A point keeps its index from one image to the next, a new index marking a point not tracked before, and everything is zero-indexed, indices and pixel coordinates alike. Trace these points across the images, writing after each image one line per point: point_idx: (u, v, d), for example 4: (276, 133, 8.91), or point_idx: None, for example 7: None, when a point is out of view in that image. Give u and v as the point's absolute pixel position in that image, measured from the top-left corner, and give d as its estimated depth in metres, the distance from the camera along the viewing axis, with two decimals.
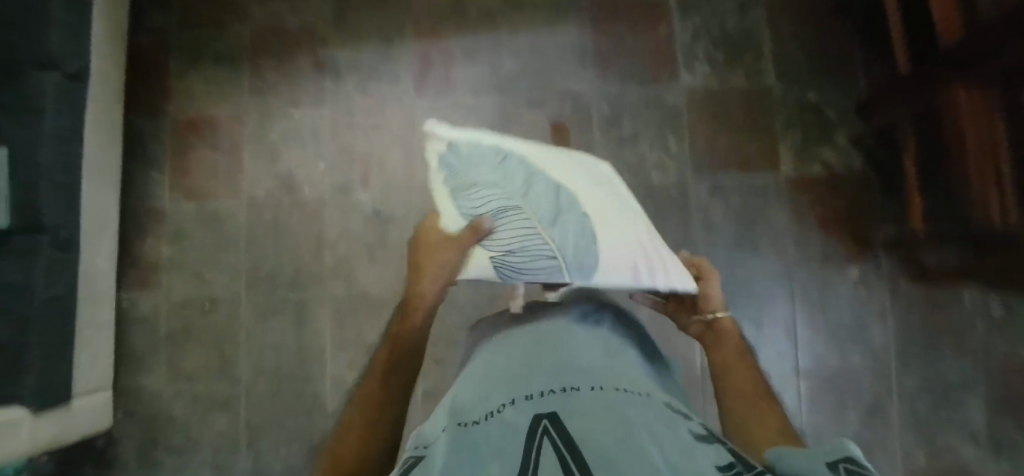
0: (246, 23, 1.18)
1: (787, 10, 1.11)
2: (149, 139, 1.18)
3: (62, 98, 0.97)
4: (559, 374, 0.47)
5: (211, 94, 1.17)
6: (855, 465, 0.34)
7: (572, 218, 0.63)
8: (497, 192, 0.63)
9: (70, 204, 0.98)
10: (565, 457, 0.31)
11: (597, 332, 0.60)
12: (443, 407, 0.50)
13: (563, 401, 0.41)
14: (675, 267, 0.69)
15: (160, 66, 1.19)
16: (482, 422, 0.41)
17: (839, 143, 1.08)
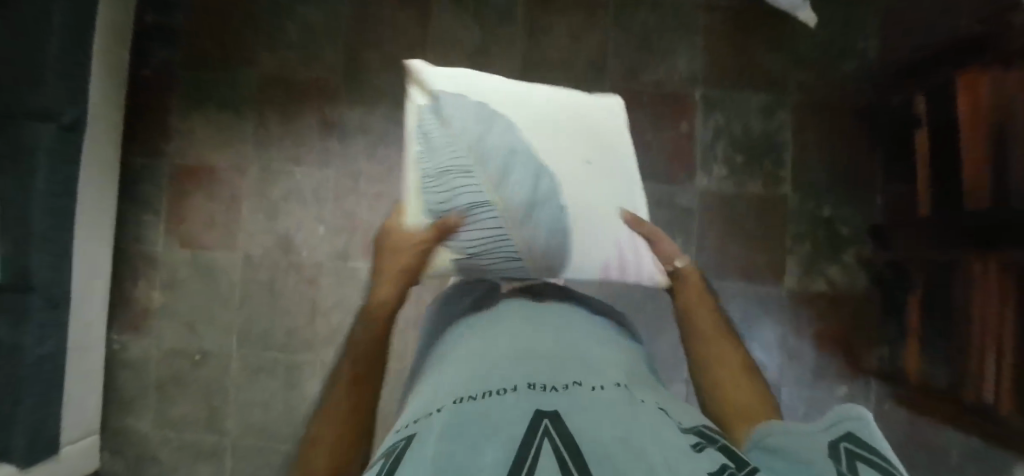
0: (252, 68, 1.13)
1: (812, 116, 1.08)
2: (146, 179, 1.16)
3: (58, 149, 0.95)
4: (561, 377, 0.46)
5: (211, 140, 1.14)
6: (857, 443, 0.30)
7: (538, 217, 0.71)
8: (467, 182, 0.67)
9: (62, 259, 0.98)
10: (565, 461, 0.30)
11: (598, 343, 0.59)
12: (434, 388, 0.50)
13: (564, 401, 0.40)
14: (635, 256, 0.78)
15: (161, 104, 1.16)
16: (480, 399, 0.41)
17: (847, 262, 1.07)
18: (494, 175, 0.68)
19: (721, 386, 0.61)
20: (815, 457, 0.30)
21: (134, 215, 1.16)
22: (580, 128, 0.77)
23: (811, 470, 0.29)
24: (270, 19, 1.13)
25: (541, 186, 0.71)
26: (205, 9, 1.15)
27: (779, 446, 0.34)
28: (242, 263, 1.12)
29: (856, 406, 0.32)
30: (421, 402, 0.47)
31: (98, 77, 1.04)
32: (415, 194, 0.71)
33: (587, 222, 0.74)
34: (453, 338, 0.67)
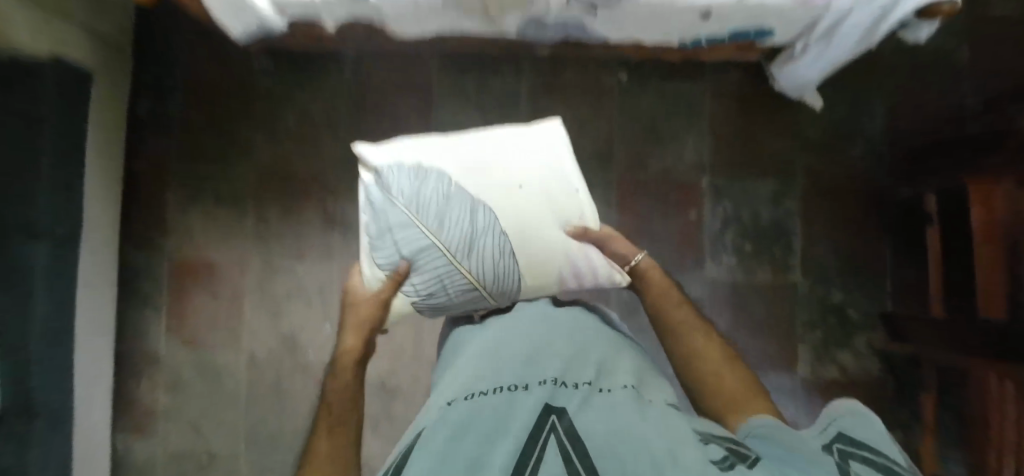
0: (251, 161, 1.09)
1: (820, 204, 1.06)
2: (143, 276, 1.11)
3: (55, 270, 0.90)
4: (569, 372, 0.54)
5: (211, 237, 1.09)
6: (851, 439, 0.43)
7: (482, 251, 0.76)
8: (408, 235, 0.76)
9: (63, 383, 0.92)
10: (569, 453, 0.38)
11: (609, 337, 0.67)
12: (454, 378, 0.59)
13: (575, 399, 0.48)
14: (586, 264, 0.82)
15: (156, 197, 1.10)
16: (494, 393, 0.50)
17: (859, 349, 1.06)
18: (431, 222, 0.75)
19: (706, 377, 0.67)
20: (816, 445, 0.43)
21: (131, 312, 1.11)
22: (516, 151, 0.80)
23: (813, 451, 0.41)
24: (266, 109, 1.08)
25: (478, 226, 0.76)
26: (201, 95, 1.09)
27: (781, 437, 0.47)
28: (247, 363, 1.09)
29: (851, 414, 0.47)
30: (442, 392, 0.57)
31: (91, 180, 0.99)
32: (369, 256, 0.80)
33: (532, 251, 0.78)
34: (458, 342, 0.75)
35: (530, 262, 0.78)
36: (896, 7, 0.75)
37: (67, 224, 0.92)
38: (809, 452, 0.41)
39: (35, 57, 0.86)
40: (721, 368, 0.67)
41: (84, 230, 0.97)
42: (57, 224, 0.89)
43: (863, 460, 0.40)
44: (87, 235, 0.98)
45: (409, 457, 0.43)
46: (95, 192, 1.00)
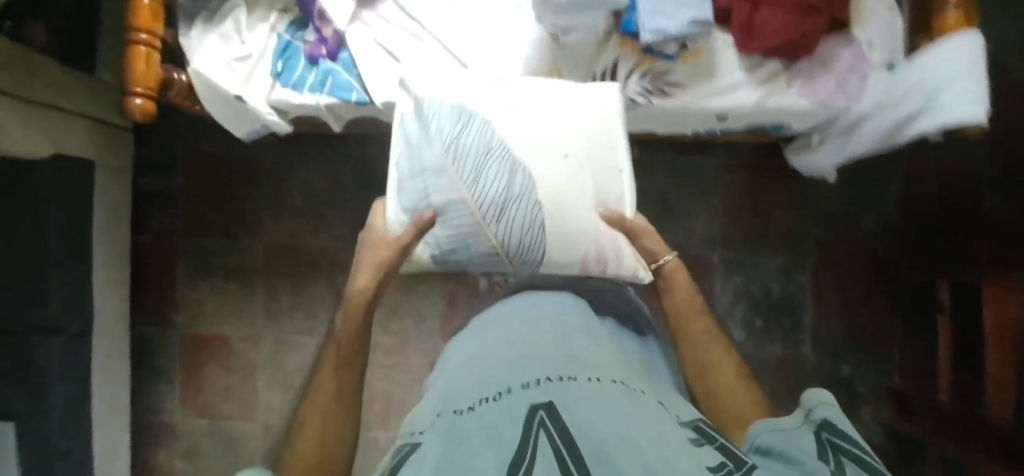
0: (258, 238, 1.08)
1: (822, 282, 1.06)
2: (157, 352, 1.10)
3: (68, 354, 0.91)
4: (553, 360, 0.44)
5: (221, 312, 1.09)
6: (836, 431, 0.38)
7: (517, 211, 0.68)
8: (443, 182, 0.69)
9: (81, 461, 0.93)
10: (565, 461, 0.29)
11: (586, 316, 0.58)
12: (428, 394, 0.48)
13: (560, 391, 0.38)
14: (618, 251, 0.70)
15: (166, 271, 1.10)
16: (476, 408, 0.38)
17: (865, 420, 1.05)
18: (467, 176, 0.68)
19: (715, 393, 0.54)
20: (807, 448, 0.36)
21: (146, 386, 1.11)
22: (566, 118, 0.72)
23: (811, 460, 0.35)
24: (273, 187, 1.08)
25: (516, 186, 0.68)
26: (202, 170, 1.09)
27: (770, 439, 0.40)
28: (260, 433, 1.08)
29: (827, 394, 0.42)
30: (411, 408, 0.46)
31: (99, 260, 0.98)
32: (394, 195, 0.72)
33: (567, 224, 0.69)
34: (445, 348, 0.62)
35: (563, 234, 0.69)
36: (909, 121, 0.75)
37: (76, 307, 0.92)
38: (804, 463, 0.35)
39: (34, 157, 0.85)
40: (733, 385, 0.54)
41: (93, 318, 0.97)
42: (66, 309, 0.90)
43: (858, 468, 0.35)
44: (98, 317, 0.99)
45: None
46: (103, 273, 1.00)
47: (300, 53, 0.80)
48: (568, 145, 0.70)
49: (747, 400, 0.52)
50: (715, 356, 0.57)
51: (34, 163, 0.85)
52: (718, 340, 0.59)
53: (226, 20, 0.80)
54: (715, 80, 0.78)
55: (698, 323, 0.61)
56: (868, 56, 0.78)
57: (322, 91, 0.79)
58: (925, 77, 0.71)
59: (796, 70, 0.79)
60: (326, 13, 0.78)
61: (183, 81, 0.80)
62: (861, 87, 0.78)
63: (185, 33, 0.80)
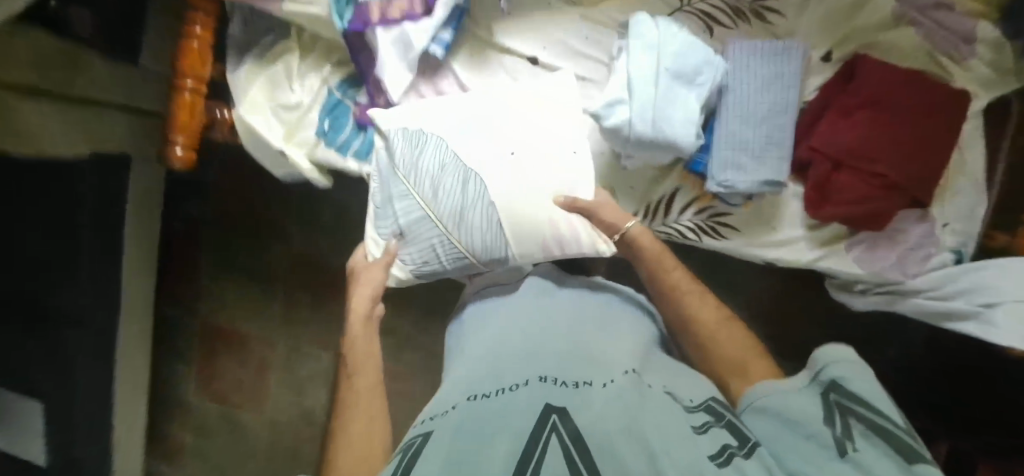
0: (285, 245, 1.09)
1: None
2: (181, 331, 1.16)
3: (99, 333, 0.95)
4: (566, 366, 0.51)
5: (241, 309, 1.12)
6: (843, 392, 0.40)
7: (476, 213, 0.65)
8: (409, 199, 0.68)
9: (102, 428, 1.00)
10: (573, 457, 0.36)
11: (619, 337, 0.60)
12: (461, 371, 0.56)
13: (572, 393, 0.46)
14: (575, 226, 0.67)
15: (192, 260, 1.13)
16: (494, 395, 0.47)
17: None
18: (426, 190, 0.67)
19: (704, 337, 0.56)
20: (814, 416, 0.39)
21: (166, 361, 1.17)
22: (527, 122, 0.69)
23: (817, 429, 0.38)
24: (304, 202, 1.07)
25: (470, 196, 0.66)
26: (237, 168, 1.08)
27: (781, 402, 0.42)
28: (267, 425, 1.12)
29: (845, 347, 0.42)
30: (448, 384, 0.54)
31: (132, 246, 1.01)
32: (371, 225, 0.73)
33: (523, 227, 0.66)
34: (483, 314, 0.68)
35: (519, 234, 0.66)
36: (957, 319, 0.71)
37: (106, 291, 0.95)
38: (812, 447, 0.38)
39: (71, 152, 0.83)
40: (719, 325, 0.56)
41: (122, 302, 1.00)
42: (98, 292, 0.93)
43: (866, 429, 0.37)
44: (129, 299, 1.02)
45: (415, 459, 0.40)
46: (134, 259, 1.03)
47: (350, 114, 0.77)
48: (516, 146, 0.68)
49: (734, 340, 0.54)
50: (696, 303, 0.59)
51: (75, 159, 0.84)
52: (697, 289, 0.60)
53: (278, 63, 0.76)
54: (774, 233, 0.76)
55: (678, 277, 0.62)
56: (938, 236, 0.75)
57: (367, 159, 0.77)
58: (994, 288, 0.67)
59: (858, 236, 0.75)
60: (383, 84, 0.73)
61: (225, 119, 0.77)
62: (921, 265, 0.75)
63: (233, 70, 0.76)
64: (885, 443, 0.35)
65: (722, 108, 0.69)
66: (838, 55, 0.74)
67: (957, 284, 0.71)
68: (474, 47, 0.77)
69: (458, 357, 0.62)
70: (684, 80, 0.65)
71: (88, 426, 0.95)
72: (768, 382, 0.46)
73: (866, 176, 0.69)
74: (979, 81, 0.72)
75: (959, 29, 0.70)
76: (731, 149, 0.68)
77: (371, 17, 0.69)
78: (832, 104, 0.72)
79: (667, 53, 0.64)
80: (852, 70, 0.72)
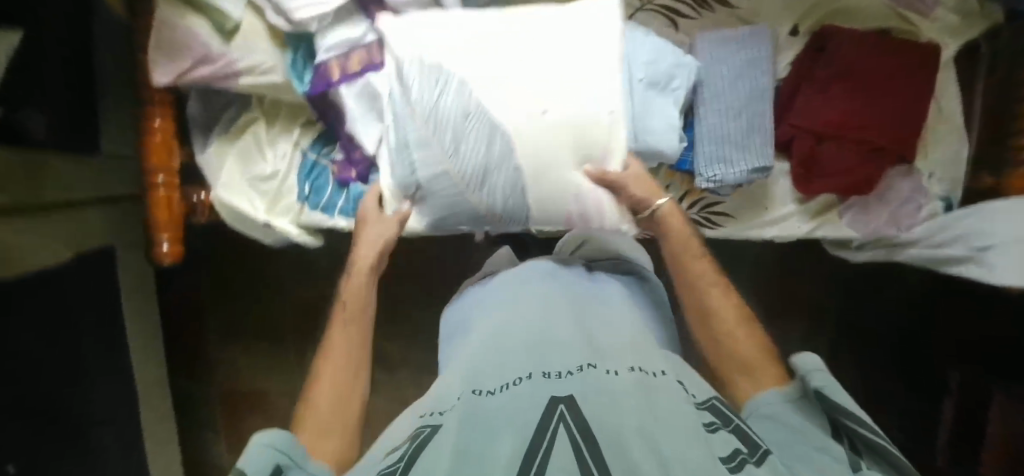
0: (284, 297, 1.09)
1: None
2: (196, 405, 1.12)
3: (118, 421, 0.92)
4: (572, 349, 0.45)
5: (256, 368, 1.11)
6: (831, 401, 0.41)
7: (501, 174, 0.63)
8: (428, 153, 0.63)
9: None
10: (579, 444, 0.30)
11: (620, 311, 0.55)
12: (451, 370, 0.50)
13: (578, 382, 0.39)
14: (596, 205, 0.66)
15: (195, 331, 1.10)
16: (496, 393, 0.40)
17: None
18: (448, 144, 0.62)
19: (717, 335, 0.54)
20: (814, 431, 0.39)
21: (190, 439, 1.13)
22: (548, 81, 0.61)
23: (817, 440, 0.38)
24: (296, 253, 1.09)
25: (497, 152, 0.62)
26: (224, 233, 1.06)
27: (781, 416, 0.42)
28: None
29: (817, 361, 0.44)
30: (443, 381, 0.48)
31: (132, 330, 0.97)
32: (386, 171, 0.67)
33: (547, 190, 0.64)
34: (468, 321, 0.62)
35: (547, 189, 0.64)
36: (951, 263, 0.73)
37: (116, 380, 0.92)
38: (811, 449, 0.37)
39: (55, 262, 0.81)
40: (736, 328, 0.53)
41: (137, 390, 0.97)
42: (107, 383, 0.89)
43: (863, 447, 0.38)
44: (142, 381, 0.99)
45: (411, 456, 0.34)
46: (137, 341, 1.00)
47: (328, 174, 0.76)
48: (548, 100, 0.61)
49: (749, 343, 0.52)
50: (718, 299, 0.56)
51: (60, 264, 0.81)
52: (722, 285, 0.57)
53: (245, 134, 0.74)
54: (767, 211, 0.77)
55: (699, 267, 0.59)
56: (926, 187, 0.76)
57: (354, 215, 0.76)
58: (986, 233, 0.68)
59: (850, 201, 0.77)
60: (356, 138, 0.72)
61: (203, 202, 0.75)
62: (913, 217, 0.76)
63: (201, 151, 0.75)
64: (887, 462, 0.36)
65: (700, 106, 0.70)
66: (804, 28, 0.74)
67: (949, 231, 0.73)
68: None
69: (451, 362, 0.54)
70: (658, 87, 0.65)
71: None
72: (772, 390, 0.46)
73: (850, 145, 0.71)
74: (947, 29, 0.72)
75: None
76: (716, 143, 0.69)
77: (331, 76, 0.67)
78: (805, 81, 0.72)
79: (638, 64, 0.64)
80: (823, 41, 0.72)
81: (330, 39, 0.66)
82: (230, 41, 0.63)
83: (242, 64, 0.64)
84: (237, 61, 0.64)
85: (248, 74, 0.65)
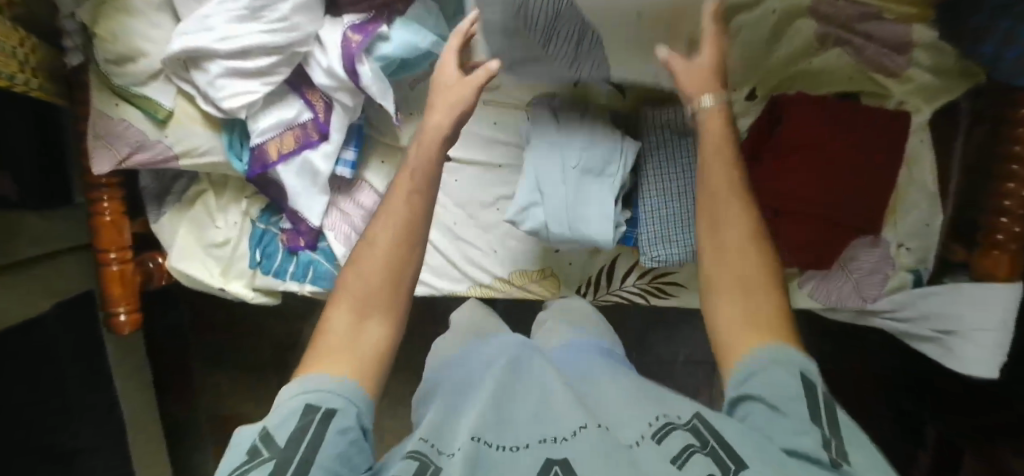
0: (262, 337, 1.14)
1: None
2: (187, 426, 1.16)
3: (109, 455, 0.96)
4: (576, 401, 0.41)
5: (239, 397, 1.15)
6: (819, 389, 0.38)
7: (587, 53, 0.61)
8: (520, 43, 0.61)
9: None
10: None
11: (616, 369, 0.50)
12: (451, 406, 0.45)
13: (583, 440, 0.36)
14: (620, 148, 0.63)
15: (181, 361, 1.14)
16: (507, 451, 0.37)
17: None
18: (540, 34, 0.60)
19: (722, 249, 0.45)
20: (798, 411, 0.36)
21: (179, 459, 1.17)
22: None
23: (803, 421, 0.35)
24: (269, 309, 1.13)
25: (583, 39, 0.60)
26: None
27: (767, 375, 0.38)
28: None
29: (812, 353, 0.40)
30: (440, 414, 0.44)
31: (117, 367, 1.00)
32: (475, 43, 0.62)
33: (630, 42, 0.59)
34: (452, 364, 0.55)
35: (627, 56, 0.60)
36: (917, 338, 0.70)
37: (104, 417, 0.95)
38: (796, 430, 0.35)
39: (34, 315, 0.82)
40: (742, 245, 0.45)
41: (126, 425, 1.01)
42: (94, 425, 0.93)
43: (837, 430, 0.36)
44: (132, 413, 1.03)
45: None
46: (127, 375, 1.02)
47: (278, 240, 0.77)
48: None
49: (754, 267, 0.44)
50: (733, 216, 0.46)
51: (38, 321, 0.83)
52: (739, 196, 0.47)
53: (195, 205, 0.76)
54: None
55: (723, 179, 0.47)
56: (893, 259, 0.70)
57: (304, 280, 0.76)
58: (949, 316, 0.66)
59: (810, 272, 0.72)
60: (300, 212, 0.72)
61: (161, 267, 0.77)
62: (879, 286, 0.70)
63: (155, 219, 0.77)
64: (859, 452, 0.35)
65: (643, 183, 0.67)
66: (763, 91, 0.70)
67: (917, 307, 0.68)
68: (385, 152, 0.75)
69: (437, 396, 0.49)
70: (594, 173, 0.62)
71: None
72: (781, 342, 0.40)
73: (804, 220, 0.67)
74: (921, 91, 0.65)
75: (889, 37, 0.63)
76: (660, 224, 0.66)
77: (268, 157, 0.66)
78: (760, 154, 0.69)
79: (571, 151, 0.62)
80: (776, 112, 0.68)
81: (262, 122, 0.65)
82: (164, 129, 0.64)
83: (176, 148, 0.65)
84: (172, 146, 0.65)
85: (185, 156, 0.66)
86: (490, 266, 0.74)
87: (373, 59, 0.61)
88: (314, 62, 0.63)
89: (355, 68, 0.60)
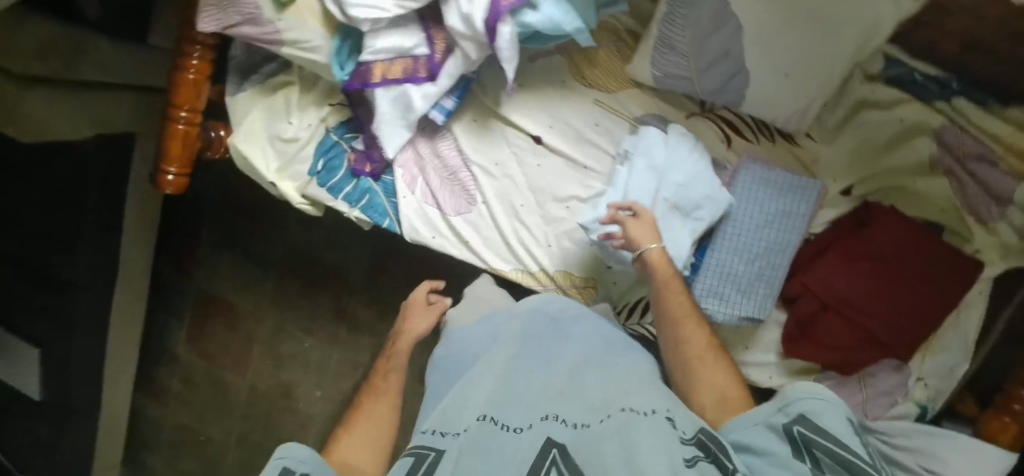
0: (279, 233, 1.09)
1: None
2: (176, 290, 1.16)
3: (97, 299, 0.94)
4: (583, 406, 0.47)
5: (231, 281, 1.13)
6: (807, 424, 0.40)
7: (727, 62, 0.61)
8: (678, 47, 0.61)
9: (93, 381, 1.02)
10: None
11: (641, 370, 0.54)
12: (476, 391, 0.52)
13: (583, 433, 0.42)
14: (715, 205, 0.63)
15: (192, 227, 1.13)
16: (520, 433, 0.43)
17: None
18: (694, 35, 0.60)
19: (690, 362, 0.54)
20: (774, 451, 0.40)
21: (159, 316, 1.18)
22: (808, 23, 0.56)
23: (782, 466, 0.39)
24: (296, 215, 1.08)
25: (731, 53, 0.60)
26: None
27: (753, 435, 0.43)
28: (248, 387, 1.14)
29: (809, 391, 0.42)
30: (464, 398, 0.51)
31: (133, 222, 0.96)
32: (645, 47, 0.63)
33: (777, 82, 0.60)
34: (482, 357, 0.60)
35: (773, 91, 0.61)
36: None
37: (105, 266, 0.93)
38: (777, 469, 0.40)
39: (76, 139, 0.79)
40: (702, 354, 0.54)
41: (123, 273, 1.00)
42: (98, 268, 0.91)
43: (823, 454, 0.38)
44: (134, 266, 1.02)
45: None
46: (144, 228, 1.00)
47: (344, 158, 0.75)
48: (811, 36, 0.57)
49: (722, 374, 0.52)
50: (690, 333, 0.56)
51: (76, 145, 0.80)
52: (693, 317, 0.57)
53: (277, 93, 0.75)
54: (746, 352, 0.76)
55: (679, 304, 0.58)
56: (908, 387, 0.72)
57: (356, 205, 0.76)
58: (936, 457, 0.63)
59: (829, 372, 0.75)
60: (379, 140, 0.71)
61: (222, 139, 0.76)
62: (883, 409, 0.71)
63: (232, 93, 0.76)
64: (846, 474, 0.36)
65: (720, 235, 0.67)
66: (858, 191, 0.71)
67: (910, 439, 0.66)
68: (479, 114, 0.75)
69: (466, 378, 0.56)
70: (681, 212, 0.64)
71: (82, 379, 0.98)
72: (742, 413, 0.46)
73: (852, 327, 0.68)
74: (1002, 248, 0.66)
75: (991, 185, 0.63)
76: (719, 281, 0.67)
77: (370, 76, 0.66)
78: (835, 248, 0.70)
79: (670, 182, 0.63)
80: (866, 218, 0.71)
81: (378, 43, 0.64)
82: (281, 12, 0.63)
83: (283, 36, 0.64)
84: (282, 32, 0.64)
85: (289, 44, 0.66)
86: (537, 258, 0.74)
87: (515, 22, 0.59)
88: (452, 4, 0.60)
89: (495, 27, 0.58)
